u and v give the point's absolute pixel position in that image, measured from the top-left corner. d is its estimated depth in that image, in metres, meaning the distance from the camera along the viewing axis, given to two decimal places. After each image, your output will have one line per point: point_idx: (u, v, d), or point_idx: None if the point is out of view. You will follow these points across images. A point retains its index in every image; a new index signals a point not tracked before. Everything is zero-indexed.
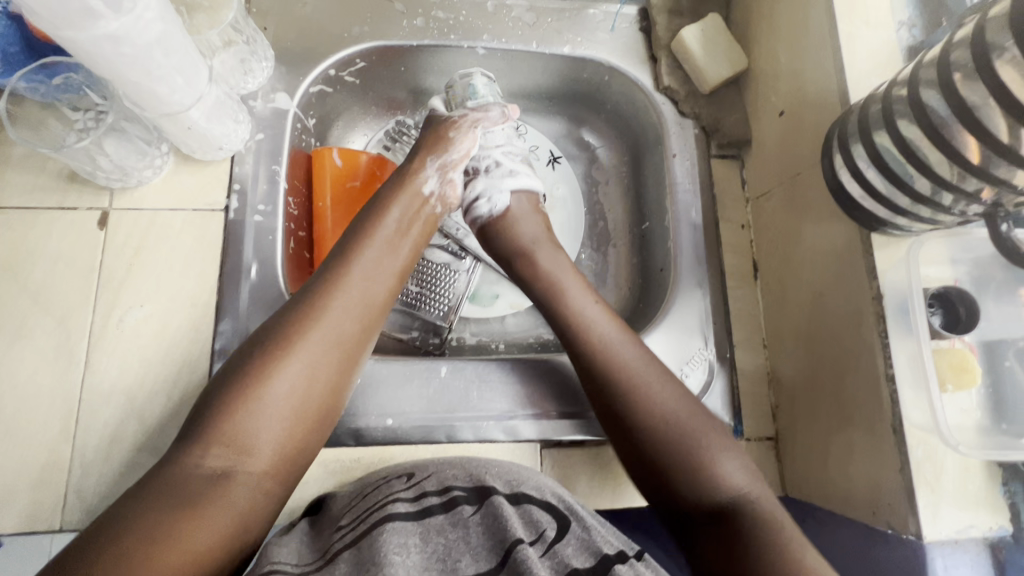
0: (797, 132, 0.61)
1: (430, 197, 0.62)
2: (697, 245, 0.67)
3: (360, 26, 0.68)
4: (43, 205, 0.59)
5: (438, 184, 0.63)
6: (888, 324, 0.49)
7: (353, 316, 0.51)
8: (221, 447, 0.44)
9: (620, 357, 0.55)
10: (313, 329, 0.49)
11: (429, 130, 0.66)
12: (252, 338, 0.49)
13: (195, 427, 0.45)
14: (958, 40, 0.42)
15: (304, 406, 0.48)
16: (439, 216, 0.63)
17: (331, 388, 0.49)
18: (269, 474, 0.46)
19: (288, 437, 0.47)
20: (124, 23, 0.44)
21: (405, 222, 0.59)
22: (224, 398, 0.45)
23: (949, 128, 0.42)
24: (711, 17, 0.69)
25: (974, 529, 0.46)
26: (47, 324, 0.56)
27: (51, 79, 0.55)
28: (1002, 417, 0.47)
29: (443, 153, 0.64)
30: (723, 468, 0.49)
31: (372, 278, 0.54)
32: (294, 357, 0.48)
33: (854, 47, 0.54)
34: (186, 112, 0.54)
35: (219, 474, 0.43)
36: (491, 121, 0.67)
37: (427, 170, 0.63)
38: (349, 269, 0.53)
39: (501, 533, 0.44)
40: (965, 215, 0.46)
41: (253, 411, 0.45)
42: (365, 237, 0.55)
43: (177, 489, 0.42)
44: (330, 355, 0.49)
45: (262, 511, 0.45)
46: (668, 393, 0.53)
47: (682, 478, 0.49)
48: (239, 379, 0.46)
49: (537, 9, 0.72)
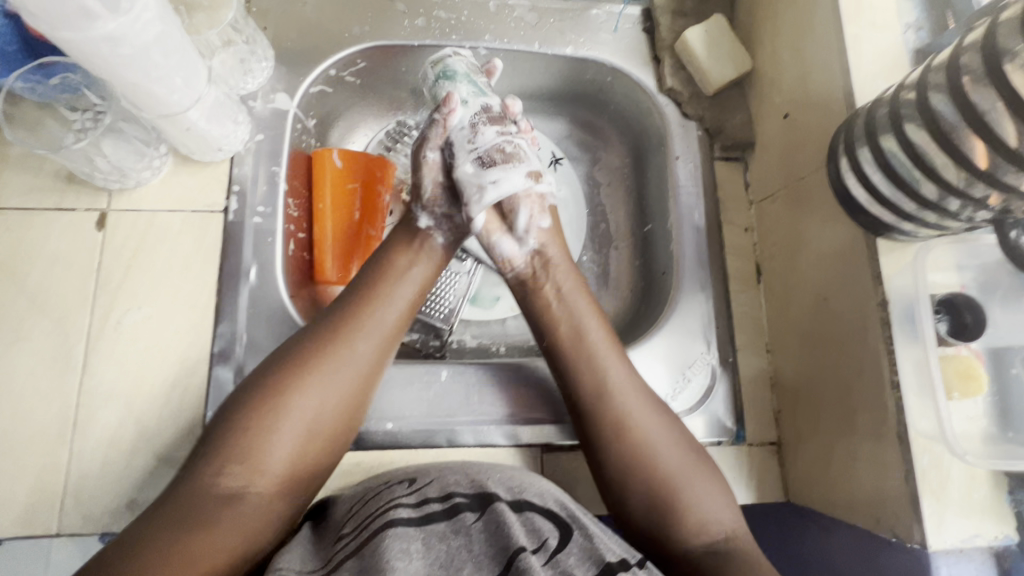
0: (802, 134, 0.60)
1: (427, 233, 0.60)
2: (700, 249, 0.66)
3: (361, 25, 0.68)
4: (40, 206, 0.58)
5: (430, 220, 0.60)
6: (894, 330, 0.49)
7: (371, 345, 0.51)
8: (237, 465, 0.44)
9: (618, 383, 0.54)
10: (332, 356, 0.49)
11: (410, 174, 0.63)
12: (271, 358, 0.49)
13: (212, 443, 0.45)
14: (967, 43, 0.42)
15: (316, 433, 0.47)
16: (445, 247, 0.60)
17: (350, 410, 0.49)
18: (279, 496, 0.45)
19: (305, 458, 0.47)
20: (121, 23, 0.44)
21: (420, 248, 0.59)
22: (243, 418, 0.45)
23: (957, 132, 0.41)
24: (715, 18, 0.69)
25: (979, 538, 0.46)
26: (44, 326, 0.55)
27: (48, 79, 0.54)
28: (1008, 425, 0.46)
29: (419, 195, 0.61)
30: (713, 502, 0.49)
31: (392, 306, 0.54)
32: (312, 382, 0.48)
33: (860, 49, 0.54)
34: (185, 112, 0.53)
35: (232, 493, 0.43)
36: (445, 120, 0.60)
37: (416, 215, 0.60)
38: (371, 298, 0.53)
39: (504, 541, 0.43)
40: (973, 221, 0.45)
41: (272, 433, 0.45)
42: (382, 273, 0.56)
43: (192, 505, 0.42)
44: (346, 383, 0.49)
45: (271, 532, 0.45)
46: (655, 427, 0.52)
47: (672, 510, 0.49)
48: (259, 401, 0.46)
49: (539, 9, 0.71)
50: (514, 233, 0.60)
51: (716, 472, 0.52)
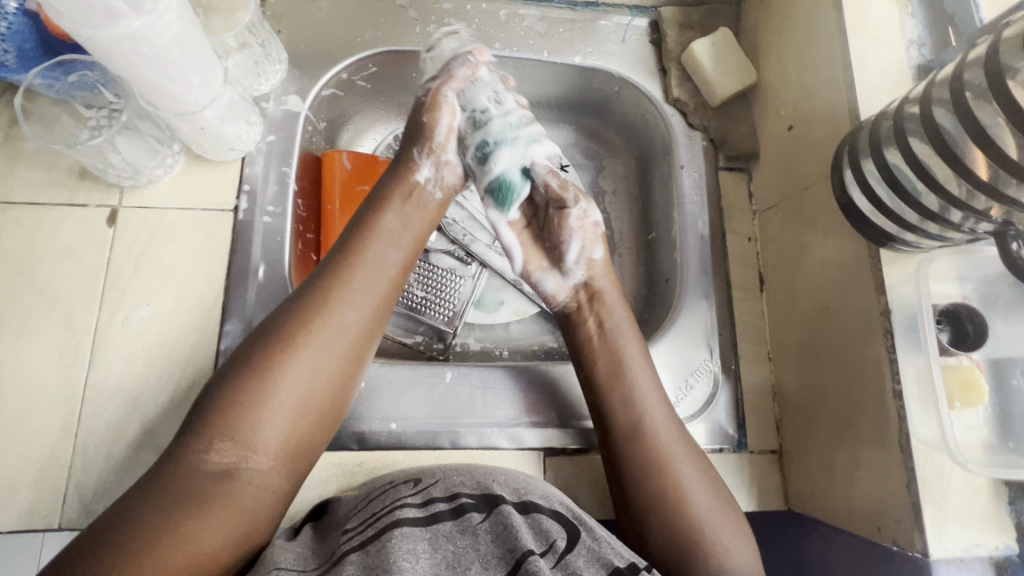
0: (805, 146, 0.61)
1: (424, 184, 0.58)
2: (704, 256, 0.67)
3: (374, 31, 0.69)
4: (52, 201, 0.59)
5: (432, 171, 0.58)
6: (896, 338, 0.49)
7: (359, 311, 0.50)
8: (227, 441, 0.43)
9: (658, 424, 0.53)
10: (319, 328, 0.48)
11: (411, 119, 0.59)
12: (256, 333, 0.48)
13: (200, 418, 0.44)
14: (969, 60, 0.43)
15: (307, 405, 0.47)
16: (440, 202, 0.59)
17: (339, 382, 0.49)
18: (273, 471, 0.45)
19: (295, 431, 0.46)
20: (144, 22, 0.44)
21: (407, 210, 0.56)
22: (231, 393, 0.44)
23: (960, 146, 0.42)
24: (722, 30, 0.70)
25: (979, 548, 0.46)
26: (52, 320, 0.56)
27: (67, 76, 0.56)
28: (1008, 436, 0.47)
29: (427, 138, 0.57)
30: (734, 556, 0.48)
31: (376, 269, 0.52)
32: (300, 353, 0.47)
33: (864, 63, 0.55)
34: (200, 112, 0.54)
35: (224, 469, 0.43)
36: (461, 79, 0.57)
37: (418, 161, 0.58)
38: (356, 263, 0.52)
39: (511, 543, 0.43)
40: (975, 232, 0.46)
41: (262, 408, 0.44)
42: (367, 230, 0.54)
43: (182, 483, 0.42)
44: (336, 352, 0.48)
45: (267, 507, 0.45)
46: (686, 467, 0.51)
47: (688, 559, 0.48)
48: (247, 373, 0.45)
49: (549, 19, 0.73)
50: (561, 267, 0.60)
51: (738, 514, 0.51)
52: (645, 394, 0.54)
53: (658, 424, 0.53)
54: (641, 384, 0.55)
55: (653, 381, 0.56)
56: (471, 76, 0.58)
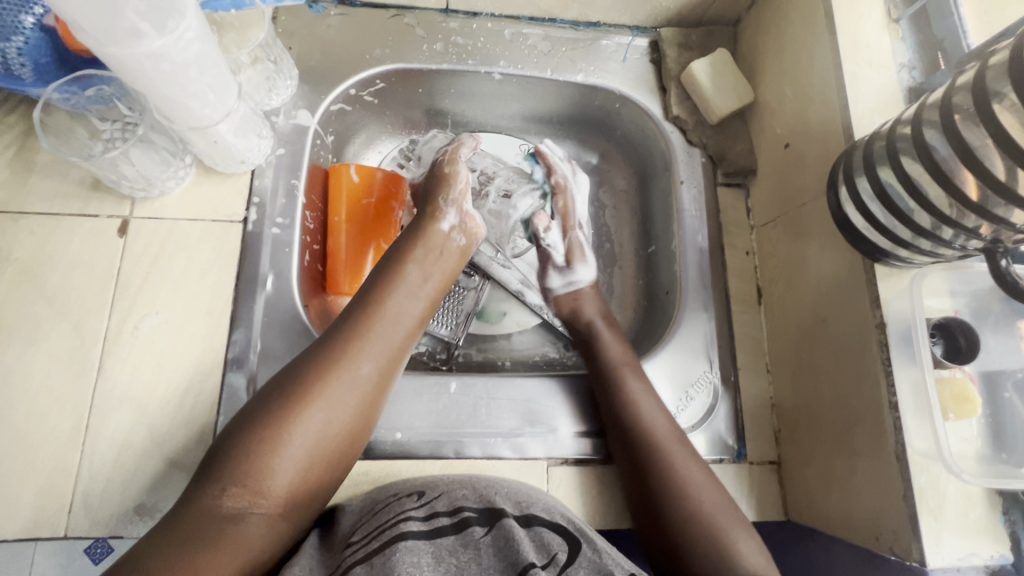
0: (801, 164, 0.63)
1: (451, 230, 0.64)
2: (703, 270, 0.69)
3: (382, 48, 0.71)
4: (64, 211, 0.59)
5: (457, 217, 0.65)
6: (891, 351, 0.51)
7: (375, 363, 0.52)
8: (239, 487, 0.43)
9: (654, 418, 0.58)
10: (337, 376, 0.49)
11: (429, 178, 0.68)
12: (274, 380, 0.49)
13: (216, 464, 0.44)
14: (959, 84, 0.45)
15: (322, 449, 0.47)
16: (465, 247, 0.65)
17: (352, 427, 0.49)
18: (282, 516, 0.45)
19: (306, 475, 0.46)
20: (167, 42, 0.46)
21: (428, 263, 0.60)
22: (247, 439, 0.45)
23: (951, 167, 0.44)
24: (719, 51, 0.72)
25: (975, 557, 0.47)
26: (62, 330, 0.56)
27: (84, 91, 0.57)
28: (1001, 447, 0.48)
29: (451, 187, 0.65)
30: (743, 546, 0.49)
31: (397, 322, 0.55)
32: (316, 399, 0.48)
33: (858, 86, 0.57)
34: (215, 126, 0.55)
35: (237, 514, 0.43)
36: (467, 148, 0.70)
37: (445, 209, 0.64)
38: (375, 316, 0.54)
39: (514, 556, 0.45)
40: (966, 249, 0.48)
41: (276, 454, 0.45)
42: (389, 283, 0.57)
43: (199, 529, 0.42)
44: (351, 401, 0.49)
45: (274, 549, 0.45)
46: (683, 457, 0.55)
47: (698, 546, 0.49)
48: (264, 419, 0.46)
49: (552, 38, 0.74)
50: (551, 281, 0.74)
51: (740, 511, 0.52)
52: (634, 392, 0.59)
53: (652, 416, 0.58)
54: (633, 387, 0.60)
55: (641, 381, 0.60)
56: (475, 145, 0.70)
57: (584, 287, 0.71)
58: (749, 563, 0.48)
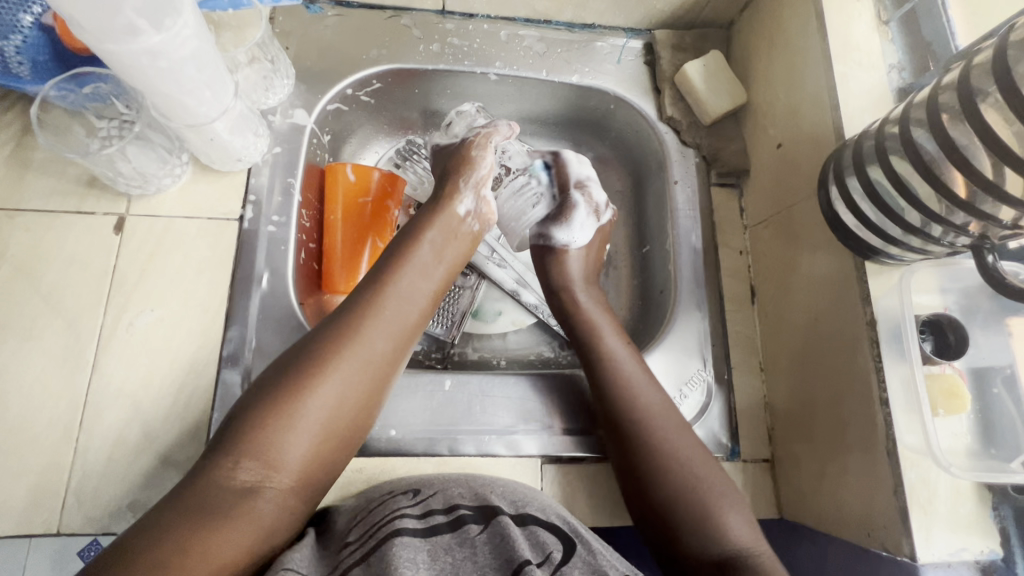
0: (792, 164, 0.63)
1: (466, 215, 0.63)
2: (697, 269, 0.69)
3: (379, 49, 0.71)
4: (59, 208, 0.60)
5: (473, 202, 0.64)
6: (882, 348, 0.51)
7: (388, 339, 0.52)
8: (254, 460, 0.44)
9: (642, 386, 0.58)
10: (351, 350, 0.49)
11: (453, 157, 0.68)
12: (288, 355, 0.49)
13: (229, 439, 0.44)
14: (945, 83, 0.45)
15: (336, 423, 0.48)
16: (477, 233, 0.65)
17: (364, 404, 0.50)
18: (295, 491, 0.45)
19: (320, 452, 0.47)
20: (164, 38, 0.46)
21: (443, 243, 0.60)
22: (262, 412, 0.45)
23: (938, 164, 0.45)
24: (713, 53, 0.73)
25: (966, 552, 0.48)
26: (56, 326, 0.56)
27: (81, 88, 0.57)
28: (990, 442, 0.49)
29: (472, 172, 0.65)
30: (730, 519, 0.49)
31: (408, 299, 0.55)
32: (331, 373, 0.48)
33: (848, 87, 0.58)
34: (211, 124, 0.56)
35: (251, 488, 0.43)
36: (500, 135, 0.69)
37: (462, 192, 0.64)
38: (386, 293, 0.54)
39: (508, 554, 0.44)
40: (954, 246, 0.48)
41: (290, 427, 0.45)
42: (400, 261, 0.57)
43: (209, 501, 0.42)
44: (363, 376, 0.49)
45: (286, 525, 0.45)
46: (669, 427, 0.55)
47: (682, 519, 0.49)
48: (278, 393, 0.46)
49: (547, 39, 0.75)
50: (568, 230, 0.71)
51: (733, 488, 0.52)
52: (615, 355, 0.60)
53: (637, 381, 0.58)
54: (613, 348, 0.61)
55: (621, 343, 0.62)
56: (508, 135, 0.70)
57: (556, 246, 0.69)
58: (734, 537, 0.47)
